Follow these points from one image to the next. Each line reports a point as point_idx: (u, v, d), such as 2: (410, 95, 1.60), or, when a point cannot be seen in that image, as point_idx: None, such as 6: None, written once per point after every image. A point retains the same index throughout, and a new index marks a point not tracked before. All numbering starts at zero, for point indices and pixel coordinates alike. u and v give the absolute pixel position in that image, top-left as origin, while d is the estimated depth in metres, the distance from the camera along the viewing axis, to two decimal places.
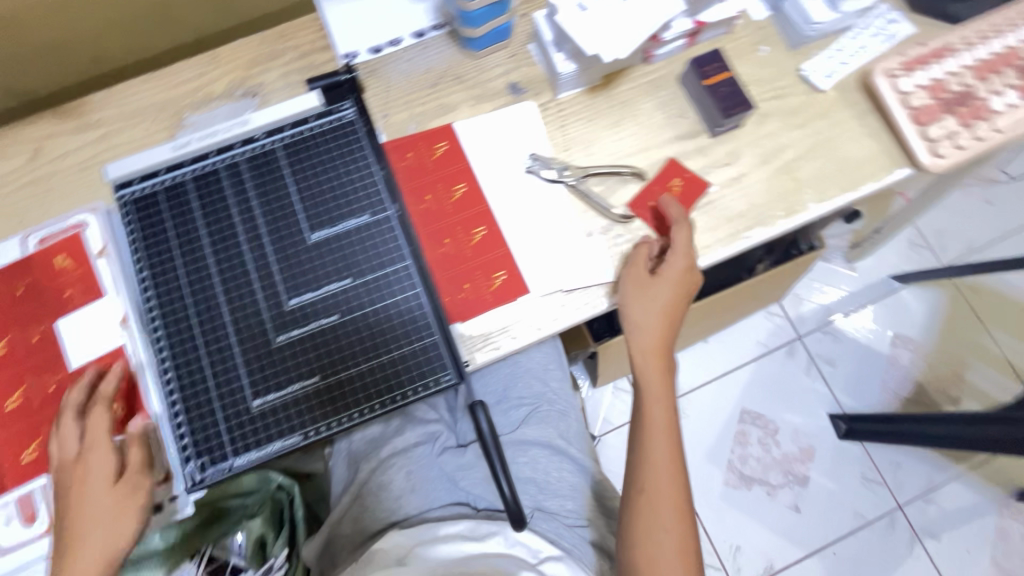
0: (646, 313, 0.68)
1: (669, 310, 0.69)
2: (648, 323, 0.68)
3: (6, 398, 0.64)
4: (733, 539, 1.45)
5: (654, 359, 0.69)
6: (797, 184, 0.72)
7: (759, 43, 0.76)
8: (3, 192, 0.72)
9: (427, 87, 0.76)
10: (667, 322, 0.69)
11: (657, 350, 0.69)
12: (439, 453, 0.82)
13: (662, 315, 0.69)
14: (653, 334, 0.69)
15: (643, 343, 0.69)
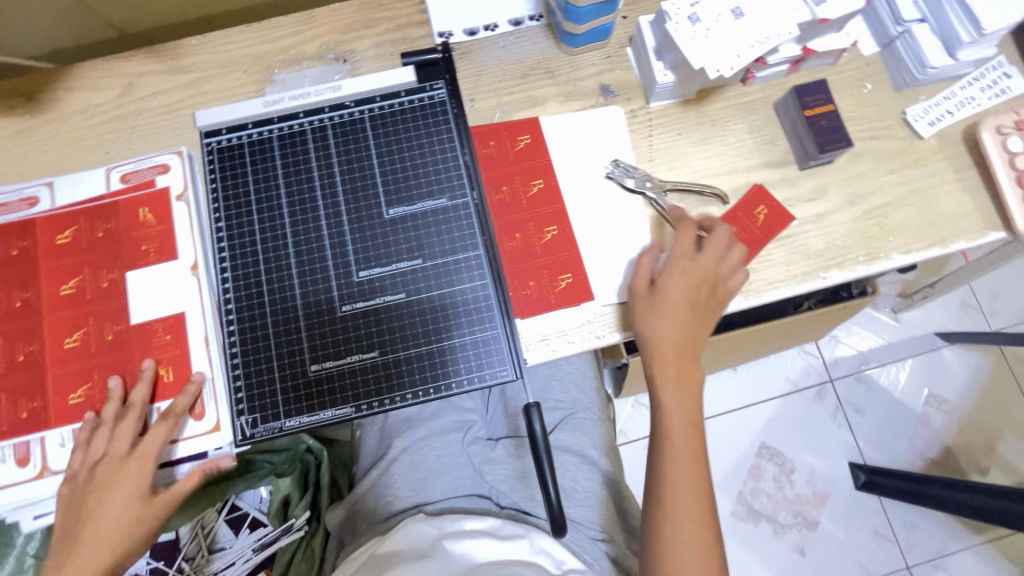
0: (655, 316, 0.64)
1: (687, 313, 0.65)
2: (663, 325, 0.64)
3: (64, 336, 0.62)
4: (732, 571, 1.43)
5: (671, 363, 0.65)
6: (882, 231, 0.70)
7: (864, 79, 0.74)
8: (92, 123, 0.73)
9: (517, 77, 0.75)
10: (687, 324, 0.65)
11: (675, 354, 0.65)
12: (468, 443, 0.82)
13: (682, 317, 0.65)
14: (671, 337, 0.65)
15: (657, 346, 0.65)
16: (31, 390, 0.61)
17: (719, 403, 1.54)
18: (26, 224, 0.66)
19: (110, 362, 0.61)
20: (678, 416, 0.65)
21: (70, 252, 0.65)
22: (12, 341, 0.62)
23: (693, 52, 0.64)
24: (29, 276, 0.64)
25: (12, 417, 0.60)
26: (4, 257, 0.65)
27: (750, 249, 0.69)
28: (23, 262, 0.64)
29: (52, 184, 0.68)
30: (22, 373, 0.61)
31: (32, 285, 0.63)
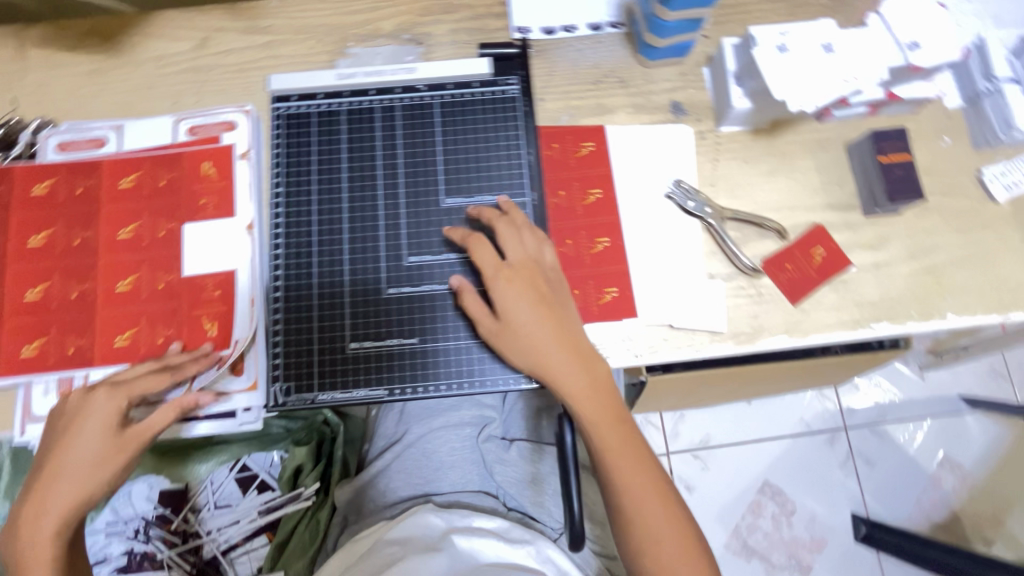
0: (528, 331, 0.58)
1: (542, 305, 0.58)
2: (544, 337, 0.58)
3: (119, 279, 0.63)
4: None
5: (573, 369, 0.57)
6: (941, 290, 0.68)
7: (943, 133, 0.72)
8: (164, 71, 0.74)
9: (589, 82, 0.74)
10: (546, 317, 0.58)
11: (574, 361, 0.58)
12: (483, 440, 0.82)
13: (541, 318, 0.58)
14: (559, 343, 0.58)
15: (553, 363, 0.57)
16: (79, 327, 0.62)
17: (728, 434, 1.52)
18: (93, 165, 0.67)
19: (159, 309, 0.62)
20: (600, 414, 0.57)
21: (132, 198, 0.66)
22: (68, 278, 0.63)
23: (778, 82, 0.62)
24: (91, 217, 0.65)
25: (59, 350, 0.62)
26: (68, 196, 0.66)
27: (803, 289, 0.68)
28: (87, 202, 0.66)
29: (121, 127, 0.70)
30: (74, 310, 0.62)
31: (93, 226, 0.65)
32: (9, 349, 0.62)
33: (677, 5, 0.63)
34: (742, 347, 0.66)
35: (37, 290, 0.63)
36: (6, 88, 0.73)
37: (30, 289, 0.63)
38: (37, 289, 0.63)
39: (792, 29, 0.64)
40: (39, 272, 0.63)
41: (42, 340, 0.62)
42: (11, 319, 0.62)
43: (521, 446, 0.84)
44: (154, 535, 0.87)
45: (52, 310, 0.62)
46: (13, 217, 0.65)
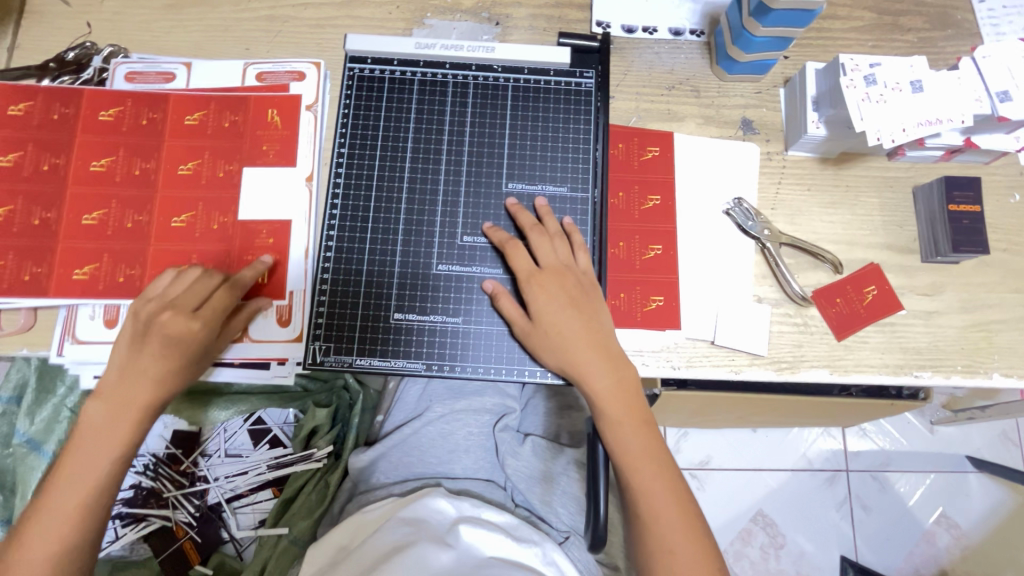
0: (556, 337, 0.57)
1: (578, 312, 0.58)
2: (569, 343, 0.57)
3: (175, 214, 0.63)
4: None
5: (601, 376, 0.57)
6: (989, 347, 0.67)
7: (1013, 189, 0.70)
8: (241, 16, 0.73)
9: (663, 87, 0.73)
10: (580, 322, 0.58)
11: (602, 369, 0.57)
12: (499, 429, 0.81)
13: (573, 325, 0.58)
14: (587, 352, 0.57)
15: (579, 370, 0.57)
16: (130, 257, 0.62)
17: (727, 457, 1.52)
18: (158, 98, 0.67)
19: (211, 248, 0.63)
20: (628, 418, 0.57)
21: (196, 136, 0.66)
22: (124, 207, 0.64)
23: (861, 113, 0.61)
24: (153, 149, 0.65)
25: (109, 277, 0.62)
26: (132, 125, 0.66)
27: (850, 326, 0.67)
28: (151, 134, 0.66)
29: (190, 64, 0.69)
30: (129, 241, 0.63)
31: (154, 158, 0.65)
32: (60, 269, 0.62)
33: (769, 22, 0.62)
34: (780, 375, 0.65)
35: (93, 216, 0.63)
36: (82, 10, 0.73)
37: (87, 213, 0.63)
38: (94, 214, 0.63)
39: (883, 61, 0.63)
40: (97, 198, 0.64)
41: (93, 265, 0.62)
42: (64, 240, 0.62)
43: (535, 443, 0.83)
44: (162, 474, 0.88)
45: (107, 236, 0.63)
46: (76, 139, 0.65)
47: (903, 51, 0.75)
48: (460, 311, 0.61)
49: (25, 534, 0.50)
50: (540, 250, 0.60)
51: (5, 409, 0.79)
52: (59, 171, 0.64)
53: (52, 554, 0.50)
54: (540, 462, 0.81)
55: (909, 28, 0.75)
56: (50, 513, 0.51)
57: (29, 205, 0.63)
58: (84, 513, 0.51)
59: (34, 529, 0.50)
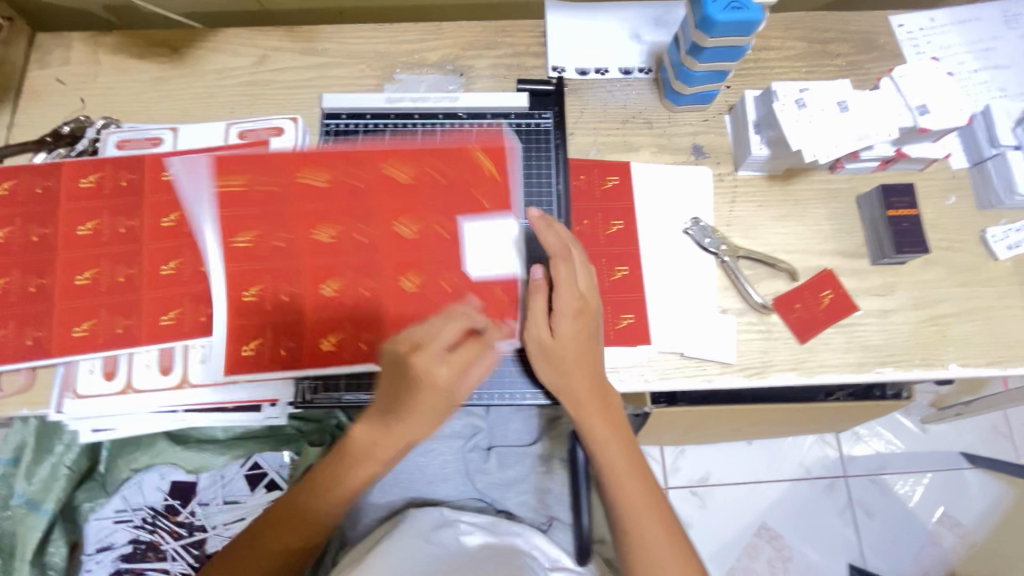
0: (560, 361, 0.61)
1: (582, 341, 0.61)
2: (569, 368, 0.61)
3: (164, 263, 0.68)
4: None
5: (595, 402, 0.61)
6: (943, 339, 0.71)
7: (948, 192, 0.76)
8: (225, 83, 0.79)
9: (617, 121, 0.79)
10: (582, 353, 0.61)
11: (595, 398, 0.61)
12: (469, 449, 0.84)
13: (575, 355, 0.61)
14: (584, 381, 0.61)
15: (574, 399, 0.61)
16: (251, 275, 0.65)
17: (726, 472, 1.53)
18: (370, 159, 0.67)
19: (200, 290, 0.67)
20: (617, 442, 0.62)
21: (398, 191, 0.67)
22: (353, 276, 0.66)
23: (795, 134, 0.67)
24: (367, 212, 0.66)
25: (273, 351, 0.65)
26: (336, 186, 0.66)
27: (811, 329, 0.70)
28: (366, 198, 0.66)
29: (177, 129, 0.75)
30: (328, 313, 0.65)
31: (374, 226, 0.66)
32: (228, 349, 0.65)
33: (705, 58, 0.68)
34: (750, 380, 0.69)
35: (250, 291, 0.65)
36: (77, 88, 0.79)
37: (321, 284, 0.65)
38: (329, 285, 0.65)
39: (811, 86, 0.69)
40: (312, 269, 0.65)
41: (256, 340, 0.65)
42: (243, 318, 0.65)
43: (500, 453, 0.86)
44: (161, 526, 0.88)
45: (256, 258, 0.65)
46: (297, 212, 0.66)
47: (834, 74, 0.82)
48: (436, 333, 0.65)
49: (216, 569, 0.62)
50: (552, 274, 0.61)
51: (2, 472, 0.78)
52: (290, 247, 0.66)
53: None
54: (510, 468, 0.85)
55: (838, 54, 0.83)
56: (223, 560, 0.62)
57: (275, 289, 0.65)
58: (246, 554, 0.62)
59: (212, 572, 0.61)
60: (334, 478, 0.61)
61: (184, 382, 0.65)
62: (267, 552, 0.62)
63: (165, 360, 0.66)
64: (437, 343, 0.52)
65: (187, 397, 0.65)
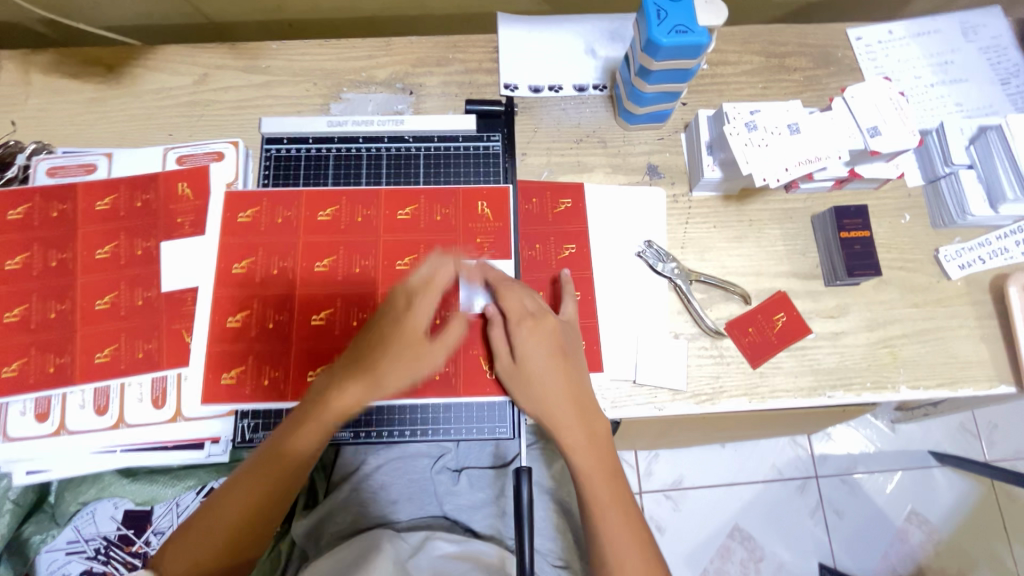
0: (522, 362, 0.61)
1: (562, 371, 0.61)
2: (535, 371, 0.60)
3: (98, 297, 0.66)
4: None
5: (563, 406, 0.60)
6: (894, 361, 0.70)
7: (903, 210, 0.75)
8: (163, 103, 0.76)
9: (571, 141, 0.77)
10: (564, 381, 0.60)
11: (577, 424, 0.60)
12: (436, 471, 0.82)
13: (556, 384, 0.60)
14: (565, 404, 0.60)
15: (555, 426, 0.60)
16: (246, 301, 0.66)
17: (699, 475, 1.54)
18: (372, 194, 0.70)
19: (136, 325, 0.65)
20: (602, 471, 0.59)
21: (409, 228, 0.69)
22: (349, 304, 0.66)
23: (745, 157, 0.66)
24: (370, 246, 0.68)
25: (255, 382, 0.64)
26: (348, 223, 0.69)
27: (763, 353, 0.70)
28: (368, 231, 0.69)
29: (111, 155, 0.72)
30: (317, 340, 0.65)
31: (373, 255, 0.68)
32: (207, 375, 0.64)
33: (653, 80, 0.66)
34: (701, 407, 0.68)
35: (236, 318, 0.65)
36: (6, 109, 0.75)
37: (314, 313, 0.66)
38: (320, 314, 0.66)
39: (762, 108, 0.67)
40: (309, 299, 0.66)
41: (238, 369, 0.64)
42: (226, 344, 0.65)
43: (471, 475, 0.84)
44: (113, 557, 0.87)
45: (256, 284, 0.67)
46: (299, 242, 0.68)
47: (792, 89, 0.80)
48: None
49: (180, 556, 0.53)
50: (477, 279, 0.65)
51: None
52: (287, 274, 0.67)
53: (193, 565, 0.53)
54: (480, 491, 0.82)
55: (796, 69, 0.81)
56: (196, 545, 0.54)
57: (262, 310, 0.66)
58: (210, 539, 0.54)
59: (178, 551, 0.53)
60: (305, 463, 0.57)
61: (120, 422, 0.63)
62: (240, 517, 0.54)
63: (99, 399, 0.64)
64: (421, 300, 0.60)
65: (125, 437, 0.63)
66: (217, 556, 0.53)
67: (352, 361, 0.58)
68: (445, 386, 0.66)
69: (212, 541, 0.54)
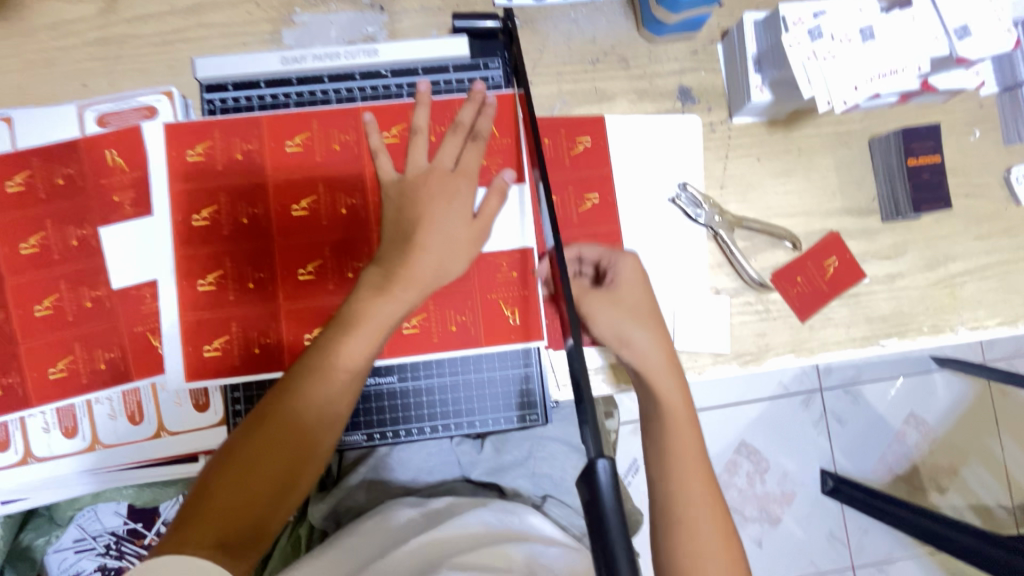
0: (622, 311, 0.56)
1: (643, 322, 0.56)
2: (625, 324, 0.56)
3: (35, 303, 0.55)
4: None
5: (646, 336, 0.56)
6: (953, 301, 0.64)
7: (973, 125, 0.65)
8: (64, 44, 0.59)
9: (586, 62, 0.63)
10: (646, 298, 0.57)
11: (674, 385, 0.54)
12: (456, 441, 0.77)
13: (644, 338, 0.56)
14: (665, 367, 0.55)
15: (652, 373, 0.55)
16: (218, 259, 0.54)
17: (707, 397, 1.48)
18: (348, 115, 0.55)
19: (91, 332, 0.55)
20: (679, 417, 0.53)
21: (401, 156, 0.56)
22: (340, 255, 0.55)
23: (807, 75, 0.53)
24: (355, 180, 0.55)
25: (243, 350, 0.54)
26: (325, 153, 0.55)
27: (813, 304, 0.63)
28: (350, 160, 0.55)
29: (12, 119, 0.57)
30: (307, 298, 0.54)
31: (360, 191, 0.55)
32: (185, 348, 0.54)
33: None
34: (745, 368, 0.62)
35: (208, 279, 0.54)
36: None
37: (301, 266, 0.54)
38: (308, 267, 0.54)
39: (829, 8, 0.54)
40: (290, 252, 0.54)
41: (223, 339, 0.54)
42: (201, 312, 0.54)
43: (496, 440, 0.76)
44: (127, 550, 0.84)
45: (224, 237, 0.54)
46: (269, 180, 0.55)
47: None
48: (390, 353, 0.54)
49: (196, 517, 0.45)
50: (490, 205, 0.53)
51: None
52: (261, 222, 0.55)
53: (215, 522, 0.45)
54: (506, 453, 0.75)
55: None
56: (217, 498, 0.46)
57: (239, 267, 0.54)
58: (227, 496, 0.46)
59: (199, 512, 0.45)
60: (321, 420, 0.49)
61: (94, 444, 0.55)
62: (278, 482, 0.48)
63: (64, 422, 0.55)
64: (443, 208, 0.51)
65: (106, 461, 0.55)
66: (253, 525, 0.46)
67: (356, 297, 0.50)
68: (465, 339, 0.55)
69: (250, 509, 0.46)
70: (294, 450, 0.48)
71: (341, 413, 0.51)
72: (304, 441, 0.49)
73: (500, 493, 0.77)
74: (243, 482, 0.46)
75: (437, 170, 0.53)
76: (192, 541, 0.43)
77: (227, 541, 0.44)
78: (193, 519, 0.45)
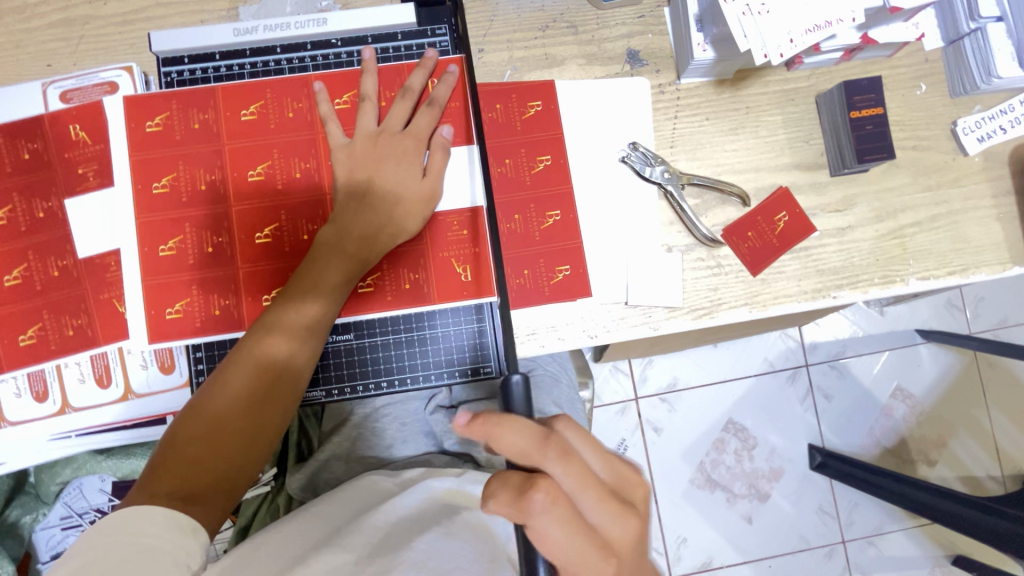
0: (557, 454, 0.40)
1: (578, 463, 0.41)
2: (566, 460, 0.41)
3: (5, 273, 0.57)
4: (706, 549, 1.34)
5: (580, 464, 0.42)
6: (903, 253, 0.65)
7: (918, 79, 0.66)
8: (25, 24, 0.60)
9: (535, 29, 0.65)
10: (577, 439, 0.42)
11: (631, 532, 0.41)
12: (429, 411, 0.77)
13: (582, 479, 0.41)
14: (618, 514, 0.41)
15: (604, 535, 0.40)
16: (178, 225, 0.57)
17: (694, 374, 1.39)
18: (300, 83, 0.58)
19: (59, 299, 0.57)
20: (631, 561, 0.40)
21: (351, 122, 0.58)
22: (296, 217, 0.57)
23: (743, 30, 0.55)
24: (308, 146, 0.58)
25: (204, 312, 0.57)
26: (279, 120, 0.58)
27: (764, 259, 0.64)
28: (302, 126, 0.58)
29: None
30: (265, 259, 0.57)
31: (314, 157, 0.58)
32: (149, 312, 0.56)
33: None
34: (698, 322, 0.63)
35: (170, 245, 0.57)
36: None
37: (258, 230, 0.57)
38: (265, 231, 0.57)
39: None
40: (247, 216, 0.57)
41: (184, 302, 0.57)
42: (161, 276, 0.57)
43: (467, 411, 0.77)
44: None
45: (185, 204, 0.57)
46: (226, 148, 0.58)
47: None
48: (347, 311, 0.58)
49: (165, 469, 0.46)
50: (437, 166, 0.56)
51: None
52: (218, 189, 0.57)
53: (181, 477, 0.46)
54: None
55: None
56: (185, 453, 0.47)
57: (198, 232, 0.57)
58: (195, 452, 0.47)
59: (167, 465, 0.46)
60: (287, 385, 0.51)
61: (65, 407, 0.58)
62: (243, 437, 0.49)
63: (37, 385, 0.58)
64: (392, 170, 0.55)
65: (76, 422, 0.58)
66: (218, 478, 0.47)
67: (319, 260, 0.53)
68: (418, 297, 0.58)
69: (213, 463, 0.47)
70: (259, 411, 0.50)
71: (304, 371, 0.53)
72: (269, 398, 0.50)
73: (474, 465, 0.74)
74: (213, 439, 0.48)
75: (384, 132, 0.56)
76: (162, 493, 0.45)
77: (193, 492, 0.46)
78: (161, 470, 0.46)
